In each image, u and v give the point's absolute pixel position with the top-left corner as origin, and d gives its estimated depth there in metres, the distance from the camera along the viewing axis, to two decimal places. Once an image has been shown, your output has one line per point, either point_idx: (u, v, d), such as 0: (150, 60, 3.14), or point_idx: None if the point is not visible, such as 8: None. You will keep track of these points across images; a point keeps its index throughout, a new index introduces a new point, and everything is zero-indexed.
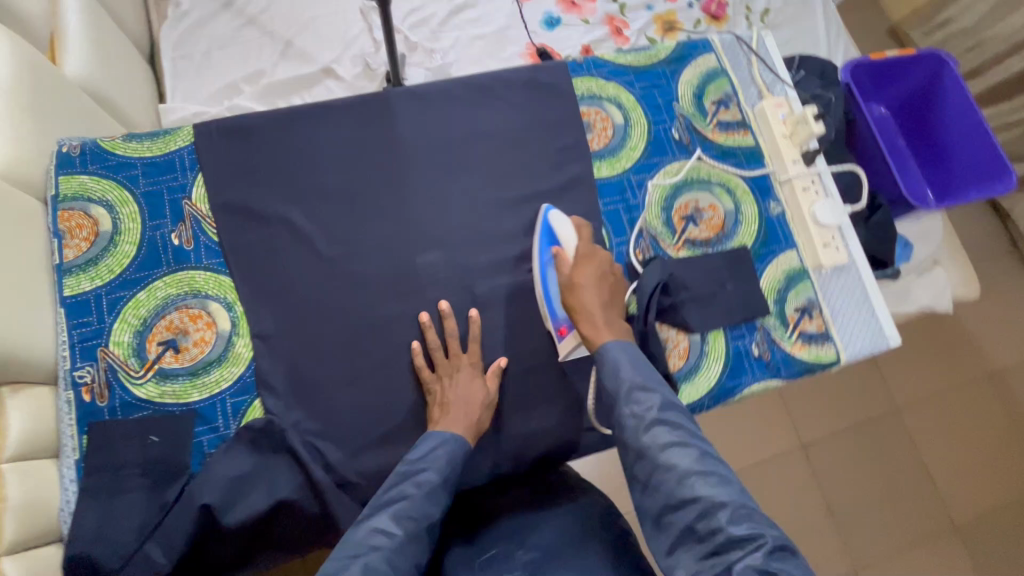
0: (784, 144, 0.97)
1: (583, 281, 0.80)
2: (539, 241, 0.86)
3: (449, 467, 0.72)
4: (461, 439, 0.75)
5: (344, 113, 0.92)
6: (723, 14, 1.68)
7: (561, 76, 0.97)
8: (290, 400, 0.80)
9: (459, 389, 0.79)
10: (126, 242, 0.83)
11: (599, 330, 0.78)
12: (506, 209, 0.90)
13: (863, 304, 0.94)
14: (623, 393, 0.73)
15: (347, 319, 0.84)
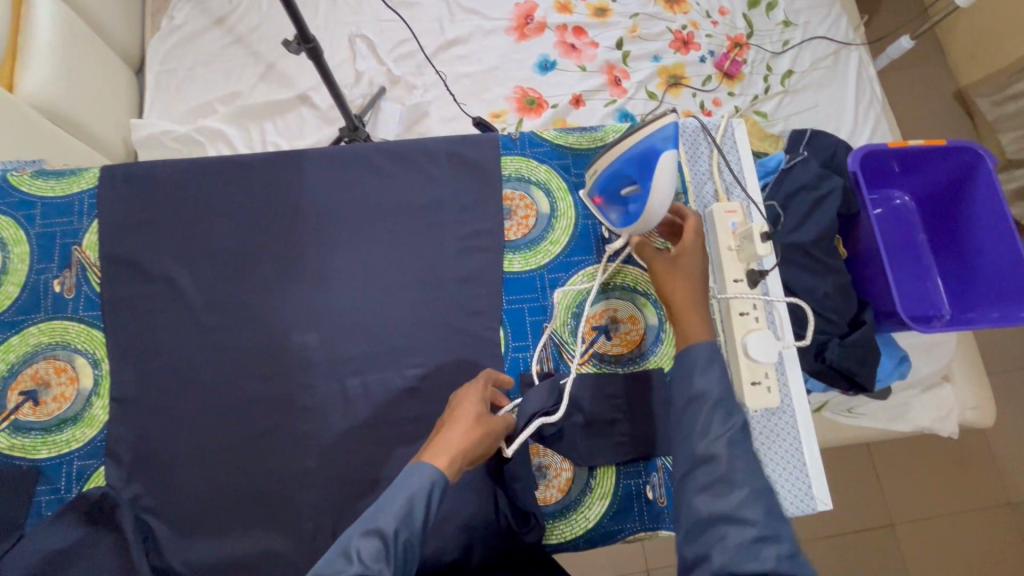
0: (726, 258, 0.85)
1: (683, 273, 0.76)
2: (627, 152, 0.75)
3: (401, 521, 0.57)
4: (427, 467, 0.61)
5: (254, 170, 0.88)
6: (738, 73, 1.53)
7: (488, 154, 0.89)
8: (134, 470, 0.77)
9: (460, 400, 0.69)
10: (11, 282, 0.82)
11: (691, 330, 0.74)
12: (398, 295, 0.84)
13: (793, 456, 0.82)
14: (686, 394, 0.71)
15: (210, 393, 0.80)
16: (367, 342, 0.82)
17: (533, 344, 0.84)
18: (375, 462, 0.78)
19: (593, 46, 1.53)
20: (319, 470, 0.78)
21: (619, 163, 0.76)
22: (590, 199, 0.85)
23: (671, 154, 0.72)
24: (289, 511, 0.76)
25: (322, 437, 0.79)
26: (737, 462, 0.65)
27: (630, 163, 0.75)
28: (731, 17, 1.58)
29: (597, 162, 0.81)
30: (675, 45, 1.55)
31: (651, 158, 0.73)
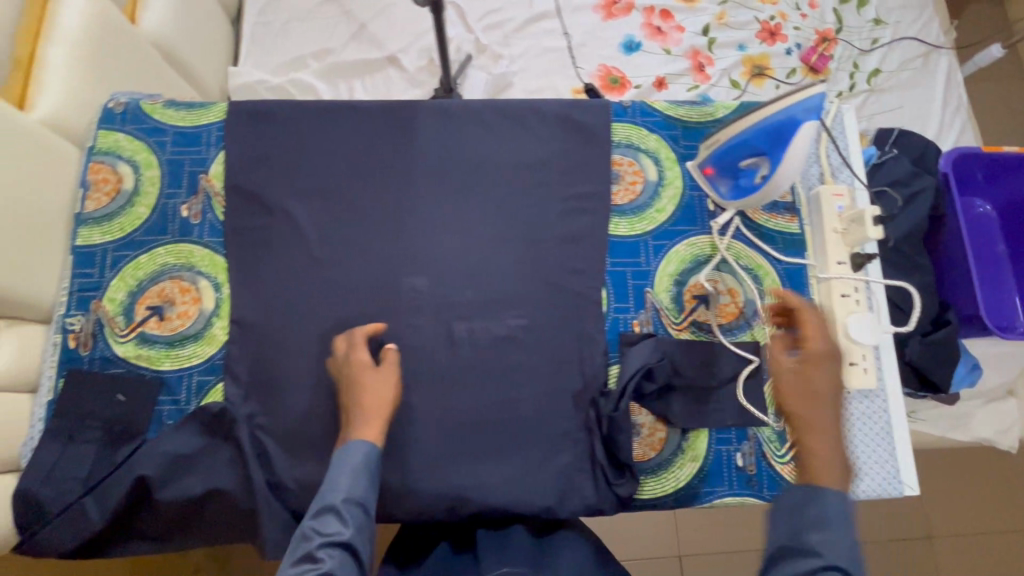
0: (831, 240, 0.85)
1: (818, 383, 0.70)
2: (759, 125, 0.75)
3: (347, 493, 0.69)
4: (366, 445, 0.73)
5: (373, 117, 0.90)
6: (824, 67, 1.51)
7: (601, 119, 0.91)
8: (250, 391, 0.81)
9: (347, 374, 0.77)
10: (141, 204, 0.86)
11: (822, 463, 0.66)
12: (506, 248, 0.86)
13: (882, 439, 0.83)
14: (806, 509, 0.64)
15: (323, 326, 0.83)
16: (472, 290, 0.85)
17: (634, 307, 0.85)
18: (477, 405, 0.81)
19: (679, 30, 1.53)
20: (424, 406, 0.81)
21: (747, 135, 0.77)
22: (699, 168, 0.87)
23: (810, 126, 0.72)
24: (394, 444, 0.80)
25: (427, 378, 0.82)
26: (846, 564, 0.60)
27: (761, 135, 0.76)
28: (821, 11, 1.57)
29: (719, 130, 0.82)
30: (762, 35, 1.53)
31: (787, 131, 0.73)
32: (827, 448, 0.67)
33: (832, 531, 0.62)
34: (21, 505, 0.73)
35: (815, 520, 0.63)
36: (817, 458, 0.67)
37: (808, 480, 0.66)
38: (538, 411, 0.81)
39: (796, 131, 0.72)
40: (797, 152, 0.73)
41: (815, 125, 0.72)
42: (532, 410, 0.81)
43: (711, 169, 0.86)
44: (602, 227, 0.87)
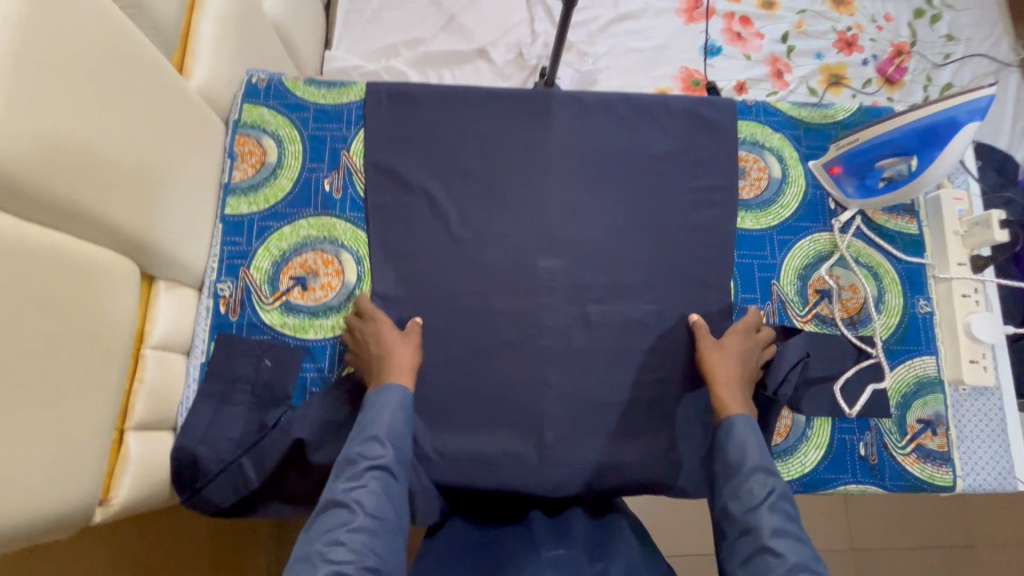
0: (952, 242, 0.89)
1: (729, 350, 0.79)
2: (923, 122, 0.77)
3: (389, 426, 0.69)
4: (397, 387, 0.73)
5: (507, 103, 0.93)
6: (899, 79, 1.55)
7: (727, 116, 0.94)
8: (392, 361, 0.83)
9: (368, 335, 0.79)
10: (285, 177, 0.89)
11: (731, 404, 0.75)
12: (636, 236, 0.89)
13: (998, 437, 0.86)
14: (730, 435, 0.72)
15: (462, 302, 0.86)
16: (605, 274, 0.87)
17: (760, 297, 0.88)
18: (609, 385, 0.84)
19: (759, 37, 1.56)
20: (559, 383, 0.84)
21: (905, 133, 0.79)
22: (826, 167, 0.90)
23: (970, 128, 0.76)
24: (530, 417, 0.83)
25: (562, 357, 0.85)
26: (764, 466, 0.69)
27: (917, 134, 0.78)
28: (896, 25, 1.60)
29: (860, 129, 0.84)
30: (838, 45, 1.57)
31: (949, 130, 0.76)
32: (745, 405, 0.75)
33: (752, 448, 0.70)
34: (179, 461, 0.76)
35: (737, 443, 0.71)
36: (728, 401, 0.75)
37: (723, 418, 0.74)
38: (668, 394, 0.84)
39: (957, 132, 0.76)
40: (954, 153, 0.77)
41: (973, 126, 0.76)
42: (662, 393, 0.84)
43: (842, 169, 0.88)
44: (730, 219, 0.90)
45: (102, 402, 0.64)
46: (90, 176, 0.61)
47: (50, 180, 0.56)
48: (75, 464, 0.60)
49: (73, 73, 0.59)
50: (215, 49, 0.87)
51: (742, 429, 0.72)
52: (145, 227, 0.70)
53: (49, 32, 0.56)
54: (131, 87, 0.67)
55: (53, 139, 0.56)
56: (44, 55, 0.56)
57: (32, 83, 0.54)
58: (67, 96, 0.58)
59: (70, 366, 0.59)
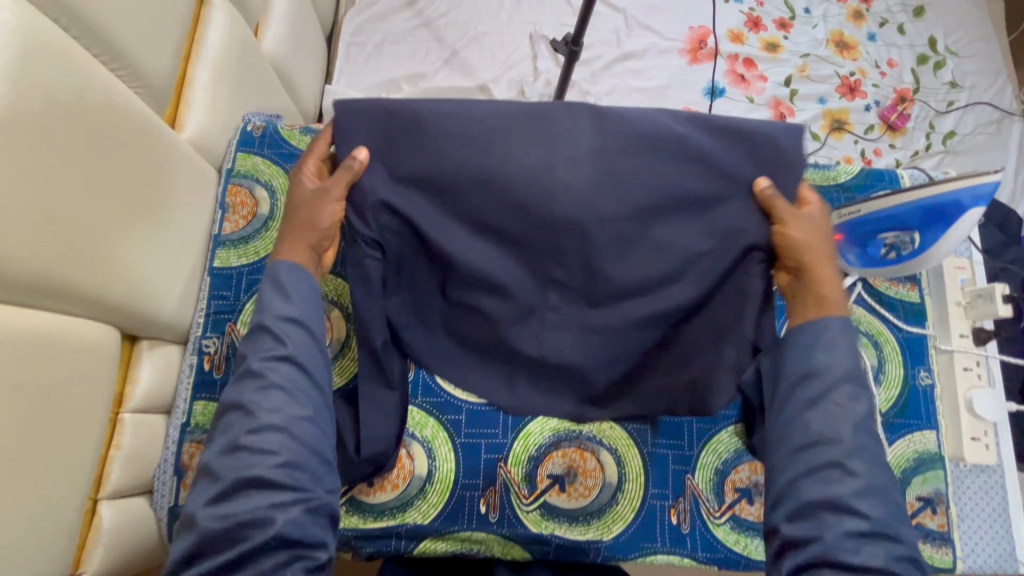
0: (953, 313, 0.87)
1: (804, 223, 0.68)
2: (931, 198, 0.77)
3: (278, 314, 0.65)
4: (282, 261, 0.69)
5: None
6: (901, 126, 1.54)
7: None
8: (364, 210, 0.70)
9: (294, 188, 0.73)
10: (276, 229, 0.88)
11: (820, 300, 0.66)
12: (652, 216, 0.72)
13: (998, 516, 0.83)
14: (813, 337, 0.65)
15: (436, 141, 0.71)
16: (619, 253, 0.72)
17: None
18: (603, 453, 0.82)
19: (762, 79, 1.56)
20: (549, 451, 0.82)
21: (909, 210, 0.79)
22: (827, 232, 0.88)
23: (975, 210, 0.75)
24: (519, 485, 0.80)
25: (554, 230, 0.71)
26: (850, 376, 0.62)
27: (920, 212, 0.79)
28: (899, 70, 1.59)
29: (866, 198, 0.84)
30: (841, 90, 1.56)
31: (954, 209, 0.76)
32: (831, 284, 0.67)
33: (837, 351, 0.64)
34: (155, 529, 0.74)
35: (823, 344, 0.64)
36: (821, 289, 0.66)
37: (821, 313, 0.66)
38: (661, 464, 0.82)
39: (964, 214, 0.76)
40: (962, 230, 0.76)
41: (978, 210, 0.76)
42: (655, 462, 0.82)
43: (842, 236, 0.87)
44: (785, 148, 0.70)
45: (75, 475, 0.62)
46: (74, 243, 0.60)
47: (26, 259, 0.54)
48: (44, 547, 0.58)
49: (56, 145, 0.58)
50: (212, 98, 0.86)
51: (832, 330, 0.64)
52: (128, 290, 0.68)
53: (35, 105, 0.55)
54: (124, 141, 0.67)
55: (29, 217, 0.55)
56: (30, 130, 0.55)
57: (13, 161, 0.53)
58: (47, 169, 0.57)
59: (42, 445, 0.57)
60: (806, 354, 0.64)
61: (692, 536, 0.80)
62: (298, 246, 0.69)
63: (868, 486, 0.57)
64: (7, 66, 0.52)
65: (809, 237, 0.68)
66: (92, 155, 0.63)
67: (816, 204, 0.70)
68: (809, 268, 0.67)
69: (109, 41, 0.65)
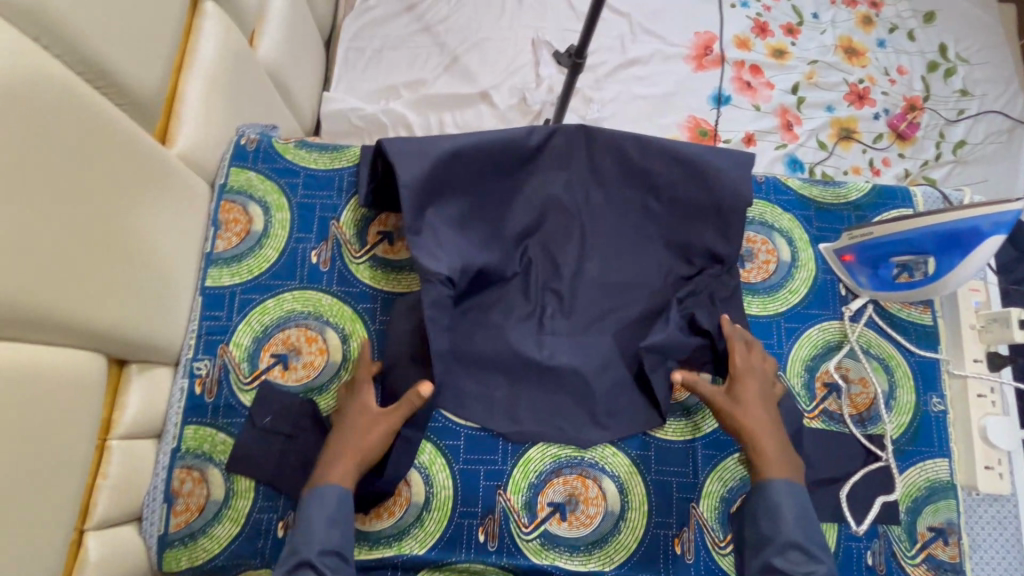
0: (967, 337, 0.85)
1: (750, 398, 0.75)
2: (950, 224, 0.74)
3: (317, 548, 0.67)
4: (333, 487, 0.70)
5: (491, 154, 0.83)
6: (911, 135, 1.51)
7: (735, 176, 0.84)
8: (421, 227, 0.80)
9: (349, 406, 0.76)
10: (270, 246, 0.85)
11: (770, 461, 0.72)
12: (635, 231, 0.87)
13: (1012, 547, 0.81)
14: (772, 509, 0.70)
15: (472, 171, 0.83)
16: (610, 262, 0.87)
17: None
18: (605, 480, 0.80)
19: (769, 87, 1.52)
20: (549, 477, 0.79)
21: (924, 235, 0.76)
22: (837, 253, 0.86)
23: (993, 238, 0.73)
24: (518, 514, 0.78)
25: (564, 232, 0.87)
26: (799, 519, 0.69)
27: (936, 237, 0.76)
28: (909, 78, 1.56)
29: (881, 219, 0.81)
30: (850, 98, 1.53)
31: (971, 236, 0.74)
32: (780, 451, 0.73)
33: (794, 512, 0.70)
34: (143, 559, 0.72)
35: (777, 503, 0.70)
36: (771, 457, 0.72)
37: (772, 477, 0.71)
38: (664, 492, 0.80)
39: (981, 241, 0.73)
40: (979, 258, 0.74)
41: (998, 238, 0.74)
42: (658, 490, 0.80)
43: (854, 259, 0.84)
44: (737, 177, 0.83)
45: (59, 512, 0.60)
46: (66, 254, 0.58)
47: (20, 276, 0.53)
48: None
49: (47, 161, 0.56)
50: (204, 112, 0.84)
51: (783, 494, 0.70)
52: (120, 311, 0.66)
53: (26, 119, 0.54)
54: (121, 148, 0.66)
55: (21, 234, 0.53)
56: (21, 146, 0.53)
57: (3, 176, 0.51)
58: (40, 185, 0.55)
59: (25, 480, 0.55)
60: (765, 514, 0.70)
61: (696, 565, 0.78)
62: (348, 469, 0.71)
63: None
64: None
65: (759, 411, 0.75)
66: (89, 161, 0.62)
67: (743, 365, 0.77)
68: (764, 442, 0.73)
69: (92, 58, 0.62)
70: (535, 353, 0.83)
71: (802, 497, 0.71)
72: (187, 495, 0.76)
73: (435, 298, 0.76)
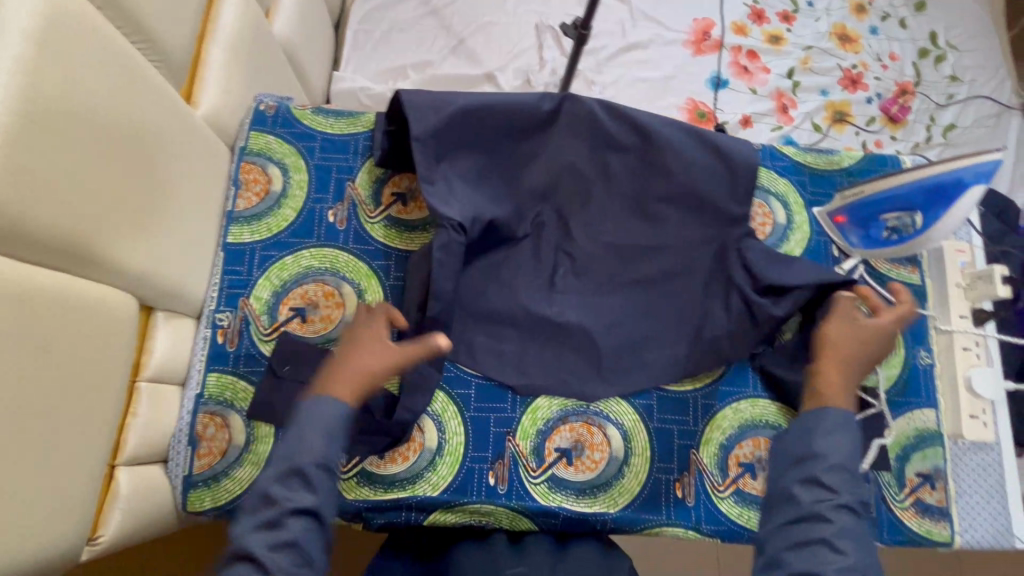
0: (953, 295, 0.89)
1: (853, 347, 0.75)
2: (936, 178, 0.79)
3: (316, 456, 0.63)
4: (331, 402, 0.66)
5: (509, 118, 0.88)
6: (902, 118, 1.56)
7: (734, 146, 0.89)
8: (435, 178, 0.85)
9: (354, 338, 0.72)
10: (289, 206, 0.89)
11: (832, 389, 0.73)
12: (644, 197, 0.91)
13: (995, 492, 0.85)
14: (822, 429, 0.69)
15: (490, 136, 0.88)
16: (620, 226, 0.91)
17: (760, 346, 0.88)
18: (609, 428, 0.83)
19: (765, 71, 1.57)
20: (557, 425, 0.83)
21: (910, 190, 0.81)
22: (829, 215, 0.91)
23: (974, 190, 0.78)
24: (527, 458, 0.82)
25: (573, 195, 0.91)
26: (851, 460, 0.68)
27: (921, 191, 0.81)
28: (901, 64, 1.61)
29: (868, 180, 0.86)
30: (844, 82, 1.58)
31: (955, 189, 0.79)
32: (846, 391, 0.73)
33: (843, 447, 0.68)
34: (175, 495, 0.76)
35: (828, 432, 0.69)
36: (835, 389, 0.73)
37: (819, 402, 0.72)
38: (665, 439, 0.84)
39: (965, 193, 0.78)
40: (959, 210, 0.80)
41: (977, 190, 0.79)
42: (660, 437, 0.84)
43: (847, 219, 0.89)
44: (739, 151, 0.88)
45: (93, 441, 0.63)
46: (98, 200, 0.61)
47: (40, 219, 0.54)
48: (60, 508, 0.59)
49: (64, 118, 0.57)
50: (226, 77, 0.87)
51: (836, 418, 0.70)
52: (133, 265, 0.67)
53: (52, 72, 0.55)
54: (146, 107, 0.69)
55: (34, 182, 0.54)
56: (46, 96, 0.55)
57: (41, 121, 0.54)
58: (56, 137, 0.56)
59: (63, 404, 0.59)
60: (820, 445, 0.68)
61: (697, 508, 0.81)
62: (349, 393, 0.68)
63: (851, 531, 0.63)
64: (30, 31, 0.53)
65: (857, 361, 0.75)
66: (114, 116, 0.63)
67: (884, 329, 0.77)
68: (835, 377, 0.73)
69: (130, 13, 0.66)
70: (545, 308, 0.87)
71: (854, 437, 0.69)
72: (210, 439, 0.79)
73: (444, 242, 0.80)
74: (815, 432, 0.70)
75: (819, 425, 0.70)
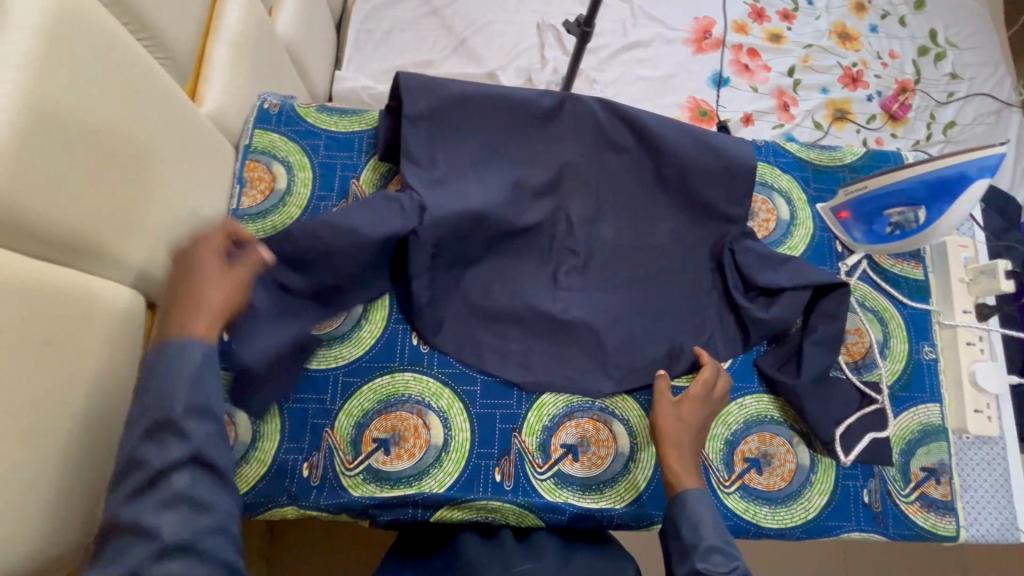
0: (957, 289, 0.90)
1: (688, 419, 0.77)
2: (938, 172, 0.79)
3: (193, 392, 0.58)
4: (186, 338, 0.61)
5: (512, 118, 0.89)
6: (902, 116, 1.56)
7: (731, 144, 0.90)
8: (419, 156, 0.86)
9: (187, 269, 0.66)
10: (293, 204, 0.89)
11: (680, 472, 0.73)
12: (649, 196, 0.91)
13: (1000, 486, 0.85)
14: (688, 525, 0.70)
15: (491, 135, 0.89)
16: (625, 225, 0.91)
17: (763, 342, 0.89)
18: (615, 423, 0.84)
19: (766, 70, 1.58)
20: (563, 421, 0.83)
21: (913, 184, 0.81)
22: (833, 211, 0.91)
23: (978, 183, 0.78)
24: (533, 454, 0.82)
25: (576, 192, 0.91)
26: (721, 531, 0.70)
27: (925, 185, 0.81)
28: (900, 62, 1.62)
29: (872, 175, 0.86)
30: (844, 80, 1.58)
31: (958, 182, 0.79)
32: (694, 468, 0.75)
33: (706, 520, 0.70)
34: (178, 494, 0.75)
35: (690, 517, 0.71)
36: (680, 468, 0.74)
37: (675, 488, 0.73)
38: None
39: (967, 187, 0.78)
40: (966, 206, 0.79)
41: (982, 182, 0.79)
42: None
43: (852, 215, 0.90)
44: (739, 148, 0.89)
45: (100, 437, 0.63)
46: (104, 197, 0.62)
47: (47, 216, 0.54)
48: (68, 505, 0.59)
49: (70, 115, 0.57)
50: (230, 75, 0.88)
51: (697, 501, 0.71)
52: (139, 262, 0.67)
53: (61, 69, 0.56)
54: (150, 105, 0.68)
55: (42, 179, 0.54)
56: (53, 94, 0.55)
57: (49, 119, 0.54)
58: (64, 134, 0.56)
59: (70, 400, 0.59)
60: (687, 528, 0.70)
61: None
62: (206, 326, 0.63)
63: None
64: (38, 29, 0.54)
65: (690, 431, 0.77)
66: (117, 114, 0.63)
67: (701, 391, 0.79)
68: (681, 456, 0.75)
69: (137, 11, 0.66)
70: (550, 306, 0.87)
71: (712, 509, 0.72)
72: None
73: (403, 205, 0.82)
74: (686, 531, 0.70)
75: (680, 509, 0.72)
